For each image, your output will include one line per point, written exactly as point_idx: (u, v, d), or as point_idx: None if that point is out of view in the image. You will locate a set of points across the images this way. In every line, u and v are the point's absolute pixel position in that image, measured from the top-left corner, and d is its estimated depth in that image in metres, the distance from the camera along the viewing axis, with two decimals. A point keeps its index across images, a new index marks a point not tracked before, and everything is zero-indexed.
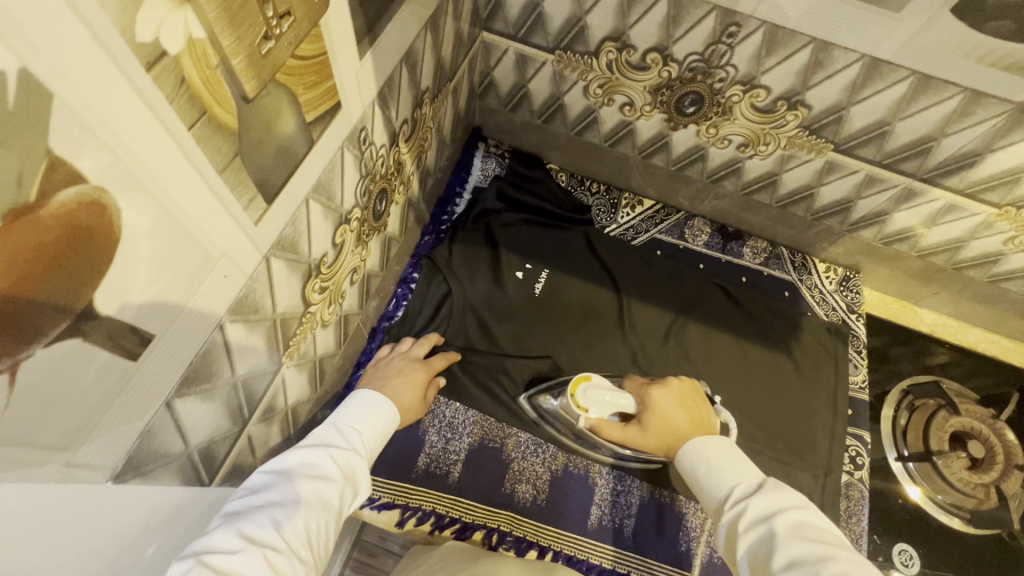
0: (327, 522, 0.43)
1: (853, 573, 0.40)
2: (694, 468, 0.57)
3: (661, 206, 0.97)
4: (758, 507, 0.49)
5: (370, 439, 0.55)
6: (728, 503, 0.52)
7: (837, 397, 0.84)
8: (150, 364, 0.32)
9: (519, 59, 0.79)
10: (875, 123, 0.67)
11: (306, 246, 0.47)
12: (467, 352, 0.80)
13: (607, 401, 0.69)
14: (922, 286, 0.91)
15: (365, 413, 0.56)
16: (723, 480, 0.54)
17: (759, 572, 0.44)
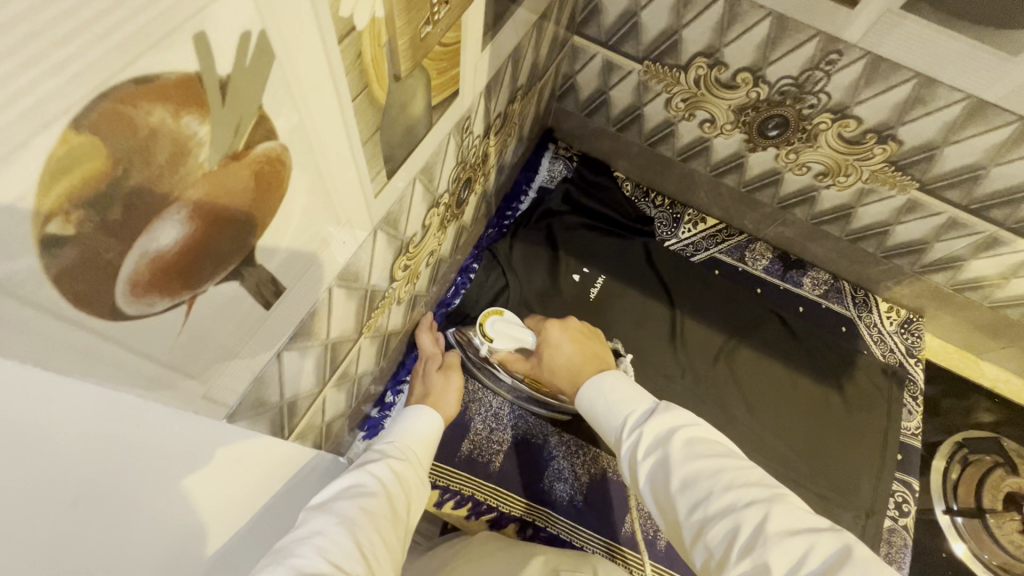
0: (383, 537, 0.43)
1: (739, 479, 0.44)
2: (593, 404, 0.56)
3: (724, 226, 0.96)
4: (647, 434, 0.49)
5: (410, 449, 0.56)
6: (626, 431, 0.52)
7: (888, 440, 0.82)
8: (276, 314, 0.34)
9: (605, 66, 0.80)
10: (969, 165, 0.65)
11: (404, 223, 0.49)
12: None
13: (512, 337, 0.70)
14: (989, 338, 0.88)
15: (400, 429, 0.59)
16: (615, 410, 0.54)
17: (659, 494, 0.47)
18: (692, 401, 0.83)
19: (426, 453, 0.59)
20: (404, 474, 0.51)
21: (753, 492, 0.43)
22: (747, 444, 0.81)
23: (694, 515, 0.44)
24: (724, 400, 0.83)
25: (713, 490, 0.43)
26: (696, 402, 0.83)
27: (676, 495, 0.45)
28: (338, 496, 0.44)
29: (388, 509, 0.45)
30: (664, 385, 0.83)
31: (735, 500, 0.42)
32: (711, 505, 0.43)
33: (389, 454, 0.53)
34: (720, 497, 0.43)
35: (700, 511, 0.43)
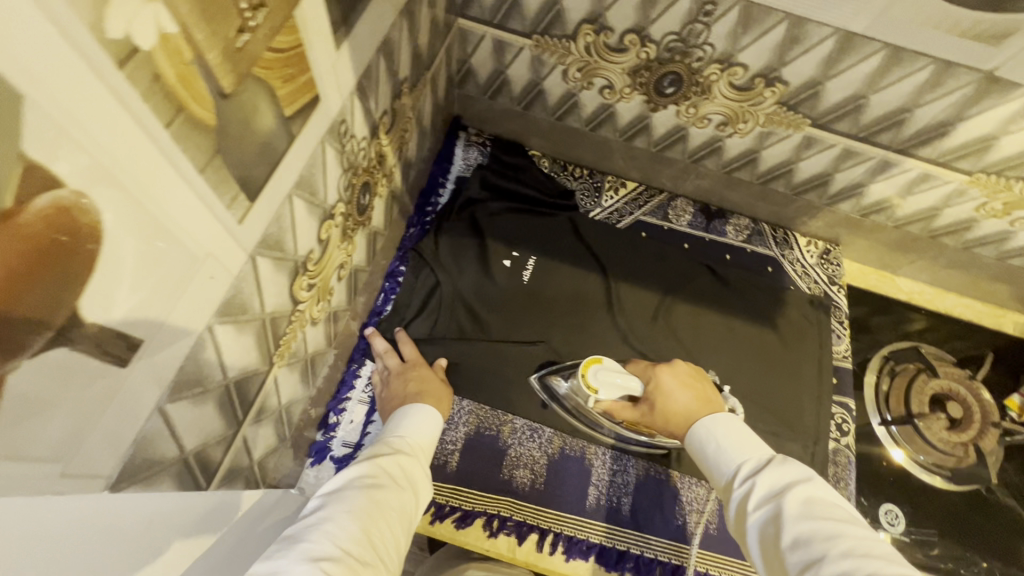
0: (387, 523, 0.50)
1: (857, 549, 0.43)
2: (706, 449, 0.61)
3: (644, 188, 0.97)
4: (760, 485, 0.53)
5: (417, 443, 0.62)
6: (738, 479, 0.55)
7: (822, 367, 0.86)
8: (140, 369, 0.31)
9: (496, 46, 0.78)
10: (850, 96, 0.68)
11: (292, 243, 0.46)
12: (457, 342, 0.81)
13: (616, 385, 0.69)
14: (899, 255, 0.94)
15: (410, 423, 0.64)
16: (730, 455, 0.59)
17: (768, 547, 0.49)
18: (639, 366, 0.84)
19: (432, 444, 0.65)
20: (405, 468, 0.57)
21: (875, 563, 0.42)
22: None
23: (805, 575, 0.44)
24: (669, 359, 0.85)
25: (828, 551, 0.44)
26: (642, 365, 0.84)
27: (786, 550, 0.46)
28: (350, 487, 0.52)
29: (394, 498, 0.52)
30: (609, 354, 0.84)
31: (853, 567, 0.42)
32: (823, 566, 0.43)
33: (398, 448, 0.60)
34: (835, 562, 0.43)
35: (812, 571, 0.43)
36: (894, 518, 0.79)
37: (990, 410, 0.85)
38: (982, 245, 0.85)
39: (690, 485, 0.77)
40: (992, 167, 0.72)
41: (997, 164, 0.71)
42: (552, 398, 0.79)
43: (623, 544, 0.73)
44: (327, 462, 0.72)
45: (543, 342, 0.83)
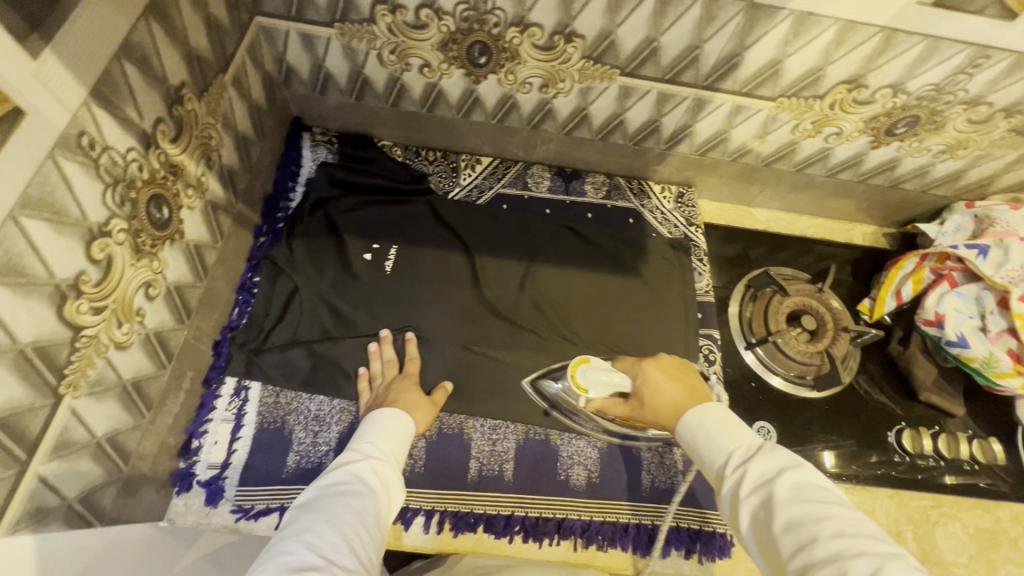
0: (367, 530, 0.52)
1: (850, 531, 0.42)
2: (695, 439, 0.57)
3: (499, 161, 0.99)
4: (754, 473, 0.49)
5: (391, 446, 0.65)
6: (727, 469, 0.52)
7: (686, 304, 0.90)
8: None
9: (304, 40, 0.77)
10: (643, 41, 0.71)
11: (42, 267, 0.44)
12: (321, 342, 0.79)
13: (604, 382, 0.70)
14: (747, 188, 0.99)
15: (375, 428, 0.66)
16: (720, 443, 0.55)
17: (763, 536, 0.46)
18: (510, 334, 0.85)
19: (405, 448, 0.67)
20: (378, 472, 0.60)
21: (864, 544, 0.41)
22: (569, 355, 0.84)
23: (797, 560, 0.42)
24: (539, 323, 0.86)
25: (819, 536, 0.42)
26: (514, 333, 0.85)
27: (782, 540, 0.44)
28: (326, 499, 0.54)
29: (371, 505, 0.55)
30: (480, 328, 0.85)
31: (847, 552, 0.40)
32: (813, 551, 0.41)
33: (366, 455, 0.62)
34: (827, 544, 0.41)
35: (804, 556, 0.42)
36: (767, 434, 0.84)
37: (840, 316, 0.90)
38: (810, 165, 0.91)
39: (571, 440, 0.79)
40: (790, 90, 0.76)
41: (793, 86, 0.75)
42: (554, 406, 0.80)
43: (508, 509, 0.74)
44: (195, 488, 0.71)
45: (411, 328, 0.83)
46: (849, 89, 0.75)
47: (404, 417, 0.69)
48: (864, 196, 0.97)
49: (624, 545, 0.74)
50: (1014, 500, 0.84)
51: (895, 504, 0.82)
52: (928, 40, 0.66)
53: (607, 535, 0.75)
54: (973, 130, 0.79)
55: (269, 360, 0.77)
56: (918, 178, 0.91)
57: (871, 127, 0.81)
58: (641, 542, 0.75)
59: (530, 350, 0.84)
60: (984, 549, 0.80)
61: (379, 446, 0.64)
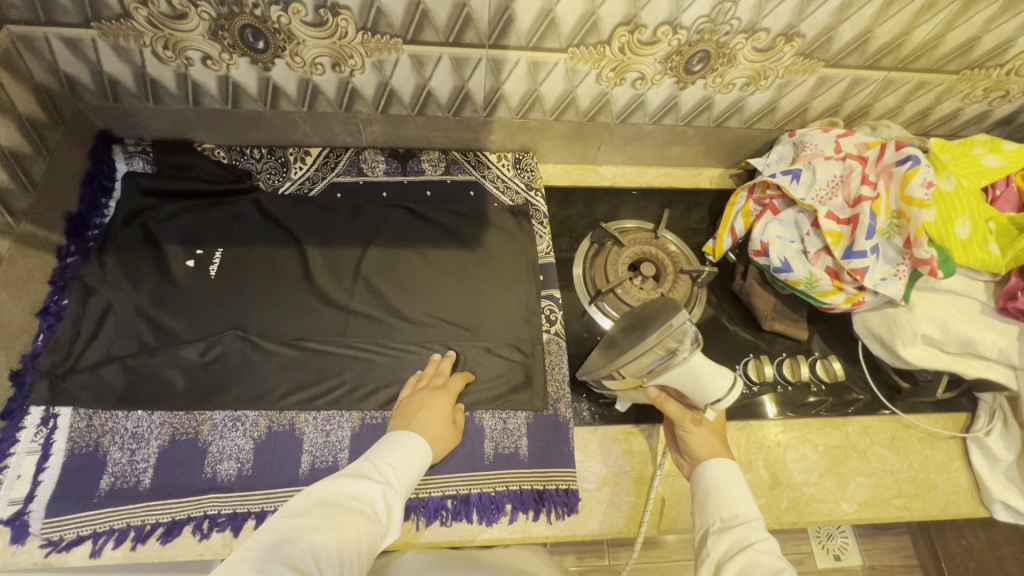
0: (359, 555, 0.55)
1: None
2: (716, 486, 0.64)
3: (330, 151, 0.96)
4: (758, 542, 0.57)
5: (408, 477, 0.65)
6: (741, 528, 0.59)
7: (528, 267, 0.89)
8: None
9: (69, 45, 0.73)
10: (409, 5, 0.70)
11: None
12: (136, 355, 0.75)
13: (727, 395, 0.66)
14: (584, 146, 0.99)
15: (398, 450, 0.66)
16: (737, 502, 0.62)
17: None
18: (344, 322, 0.83)
19: (419, 475, 0.67)
20: (387, 497, 0.61)
21: None
22: (407, 335, 0.82)
23: None
24: (374, 307, 0.84)
25: None
26: (348, 320, 0.83)
27: None
28: (338, 509, 0.57)
29: (368, 530, 0.57)
30: (311, 319, 0.82)
31: None
32: None
33: (385, 476, 0.63)
34: None
35: None
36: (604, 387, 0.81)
37: (678, 258, 0.92)
38: (631, 114, 0.91)
39: None
40: (575, 39, 0.76)
41: (575, 35, 0.75)
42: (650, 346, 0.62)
43: None
44: None
45: (237, 327, 0.80)
46: (630, 31, 0.75)
47: (428, 455, 0.69)
48: (697, 139, 0.99)
49: (468, 516, 0.73)
50: (861, 413, 0.85)
51: (746, 435, 0.82)
52: None
53: (451, 509, 0.73)
54: (764, 58, 0.81)
55: (78, 383, 0.73)
56: (737, 114, 0.93)
57: (669, 67, 0.82)
58: (486, 510, 0.73)
59: (365, 335, 0.82)
60: (835, 465, 0.81)
61: (399, 476, 0.64)
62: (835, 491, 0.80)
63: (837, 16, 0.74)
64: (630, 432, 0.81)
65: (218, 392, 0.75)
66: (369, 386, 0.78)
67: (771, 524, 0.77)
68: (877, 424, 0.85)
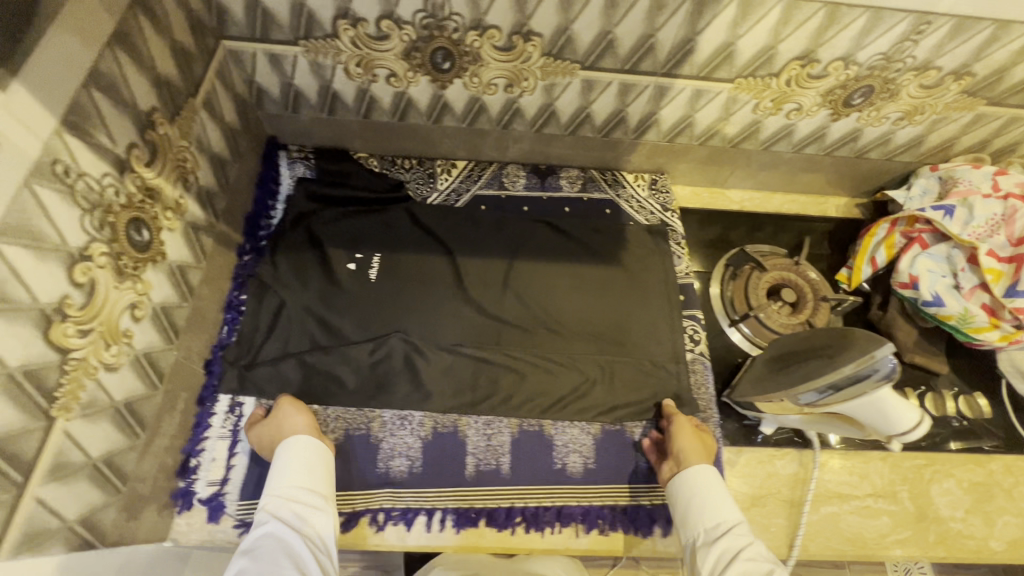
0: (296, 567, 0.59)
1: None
2: (689, 497, 0.70)
3: (475, 163, 1.00)
4: (742, 551, 0.62)
5: (307, 479, 0.68)
6: (710, 531, 0.66)
7: (669, 287, 0.91)
8: None
9: (271, 60, 0.79)
10: (599, 34, 0.73)
11: (24, 291, 0.45)
12: (312, 352, 0.79)
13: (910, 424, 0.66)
14: (719, 170, 1.01)
15: (284, 468, 0.68)
16: (712, 510, 0.67)
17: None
18: (498, 331, 0.86)
19: (322, 466, 0.70)
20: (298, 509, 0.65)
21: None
22: (558, 348, 0.85)
23: None
24: (523, 317, 0.87)
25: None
26: (501, 330, 0.86)
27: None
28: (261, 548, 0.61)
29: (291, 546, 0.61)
30: (468, 325, 0.86)
31: None
32: None
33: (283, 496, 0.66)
34: None
35: None
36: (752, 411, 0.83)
37: (819, 286, 0.92)
38: (776, 142, 0.93)
39: (565, 427, 0.80)
40: (747, 70, 0.78)
41: (748, 66, 0.78)
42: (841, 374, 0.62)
43: (507, 501, 0.75)
44: (196, 505, 0.71)
45: (400, 330, 0.83)
46: (802, 64, 0.77)
47: (313, 447, 0.70)
48: (833, 168, 1.00)
49: (624, 527, 0.76)
50: (1006, 452, 0.85)
51: (889, 465, 0.83)
52: (870, 11, 0.68)
53: (608, 519, 0.76)
54: (928, 94, 0.82)
55: (261, 374, 0.77)
56: (881, 146, 0.93)
57: (829, 100, 0.83)
58: (641, 523, 0.76)
59: (518, 345, 0.85)
60: (980, 502, 0.81)
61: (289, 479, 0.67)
62: (983, 528, 0.80)
63: (1016, 58, 0.74)
64: (775, 454, 0.82)
65: (387, 391, 0.79)
66: (526, 395, 0.81)
67: (918, 557, 0.78)
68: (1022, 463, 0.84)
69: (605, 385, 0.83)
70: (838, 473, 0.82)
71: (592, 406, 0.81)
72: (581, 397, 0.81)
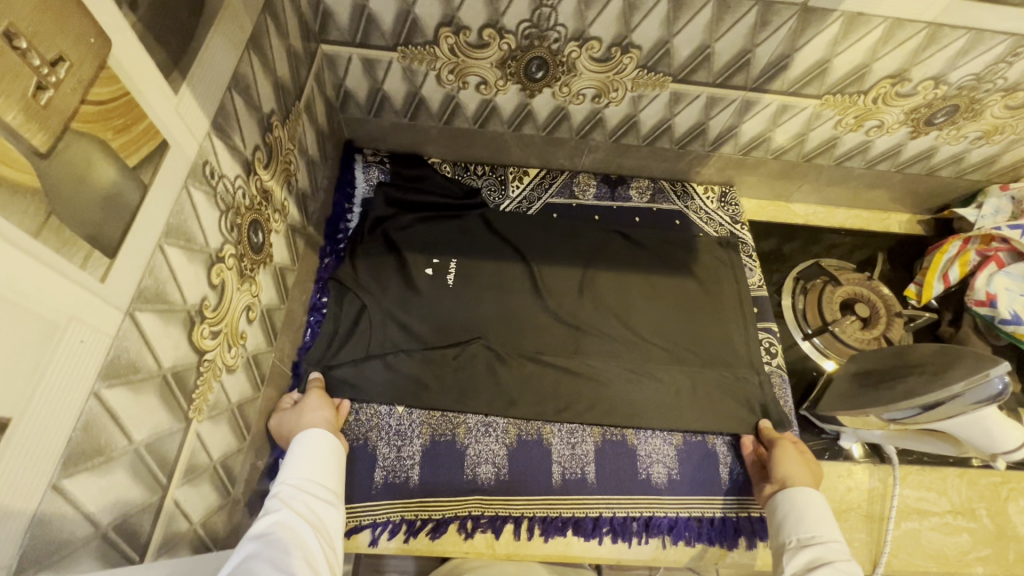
0: (312, 557, 0.51)
1: None
2: (784, 508, 0.69)
3: (546, 171, 1.00)
4: (838, 562, 0.61)
5: (319, 474, 0.62)
6: (802, 541, 0.65)
7: (743, 299, 0.91)
8: (22, 438, 0.31)
9: (365, 64, 0.79)
10: (698, 48, 0.74)
11: (178, 292, 0.45)
12: (395, 355, 0.78)
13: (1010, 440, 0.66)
14: (788, 184, 1.02)
15: (299, 459, 0.62)
16: (807, 523, 0.66)
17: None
18: (577, 339, 0.84)
19: (333, 464, 0.65)
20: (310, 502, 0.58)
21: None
22: (637, 358, 0.83)
23: None
24: (602, 324, 0.86)
25: None
26: (580, 338, 0.84)
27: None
28: (272, 531, 0.52)
29: (305, 532, 0.53)
30: (547, 332, 0.84)
31: None
32: None
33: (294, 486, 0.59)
34: None
35: None
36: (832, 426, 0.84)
37: (892, 302, 0.93)
38: (850, 158, 0.94)
39: (648, 437, 0.80)
40: (836, 87, 0.79)
41: (839, 83, 0.78)
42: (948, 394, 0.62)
43: (595, 511, 0.75)
44: None
45: (480, 338, 0.82)
46: (893, 83, 0.78)
47: (330, 441, 0.66)
48: (901, 184, 1.00)
49: (711, 539, 0.76)
50: None
51: (966, 482, 0.83)
52: (971, 33, 0.69)
53: (695, 531, 0.76)
54: (1011, 115, 0.83)
55: (342, 374, 0.76)
56: (954, 165, 0.94)
57: (912, 118, 0.84)
58: (728, 535, 0.76)
59: (596, 353, 0.84)
60: None
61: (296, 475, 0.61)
62: None
63: None
64: (853, 469, 0.83)
65: (468, 397, 0.78)
66: (613, 404, 0.80)
67: None
68: None
69: (691, 398, 0.81)
70: (916, 489, 0.82)
71: (676, 415, 0.80)
72: (665, 411, 0.80)
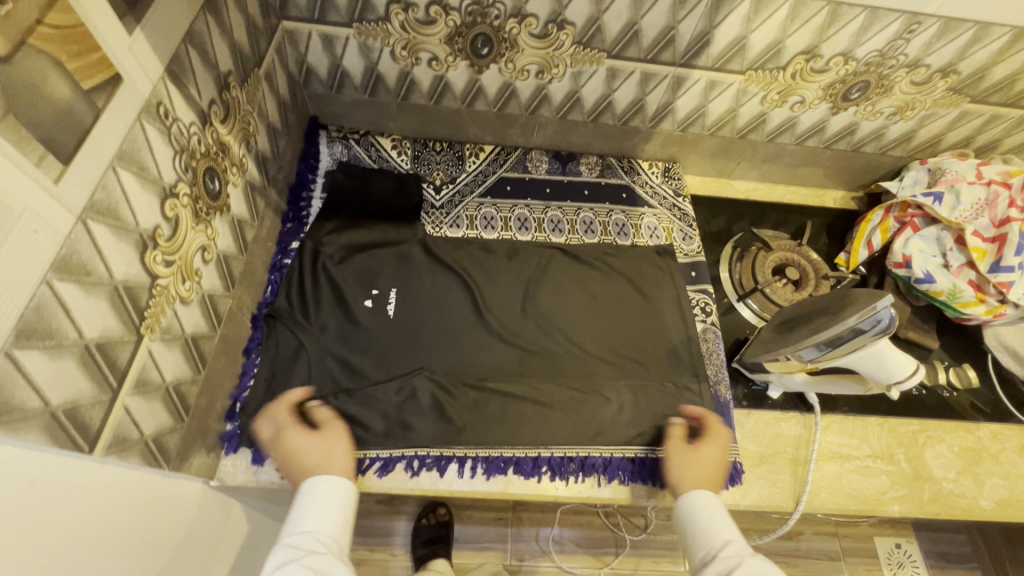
0: None
1: None
2: (692, 521, 0.69)
3: (501, 148, 1.07)
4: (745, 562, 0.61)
5: (333, 527, 0.64)
6: (715, 551, 0.64)
7: (682, 307, 0.93)
8: None
9: (324, 40, 0.86)
10: (626, 24, 0.81)
11: (131, 215, 0.51)
12: (335, 396, 0.77)
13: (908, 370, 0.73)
14: (727, 160, 1.09)
15: (315, 508, 0.65)
16: (714, 528, 0.66)
17: None
18: (521, 361, 0.85)
19: (348, 517, 0.67)
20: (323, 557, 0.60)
21: None
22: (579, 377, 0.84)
23: None
24: (545, 343, 0.87)
25: None
26: (524, 360, 0.85)
27: None
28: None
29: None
30: (491, 354, 0.85)
31: None
32: None
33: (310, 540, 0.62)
34: None
35: None
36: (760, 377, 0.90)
37: (819, 266, 1.00)
38: (780, 133, 1.01)
39: None
40: (756, 62, 0.86)
41: (758, 60, 0.86)
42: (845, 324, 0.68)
43: (534, 452, 0.78)
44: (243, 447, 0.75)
45: (423, 367, 0.82)
46: (807, 59, 0.85)
47: (344, 490, 0.68)
48: (832, 161, 1.08)
49: (645, 479, 0.79)
50: (991, 421, 0.91)
51: (885, 430, 0.90)
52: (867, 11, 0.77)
53: (628, 470, 0.79)
54: (918, 91, 0.90)
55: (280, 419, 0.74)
56: (876, 140, 1.02)
57: (829, 94, 0.92)
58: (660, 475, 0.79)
59: (540, 374, 0.84)
60: (970, 464, 0.87)
61: (317, 527, 0.64)
62: (972, 488, 0.85)
63: (995, 58, 0.84)
64: (781, 417, 0.89)
65: (411, 429, 0.77)
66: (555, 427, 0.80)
67: (914, 512, 0.82)
68: (1007, 432, 0.90)
69: (635, 413, 0.82)
70: (839, 436, 0.88)
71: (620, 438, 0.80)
72: (608, 426, 0.81)
